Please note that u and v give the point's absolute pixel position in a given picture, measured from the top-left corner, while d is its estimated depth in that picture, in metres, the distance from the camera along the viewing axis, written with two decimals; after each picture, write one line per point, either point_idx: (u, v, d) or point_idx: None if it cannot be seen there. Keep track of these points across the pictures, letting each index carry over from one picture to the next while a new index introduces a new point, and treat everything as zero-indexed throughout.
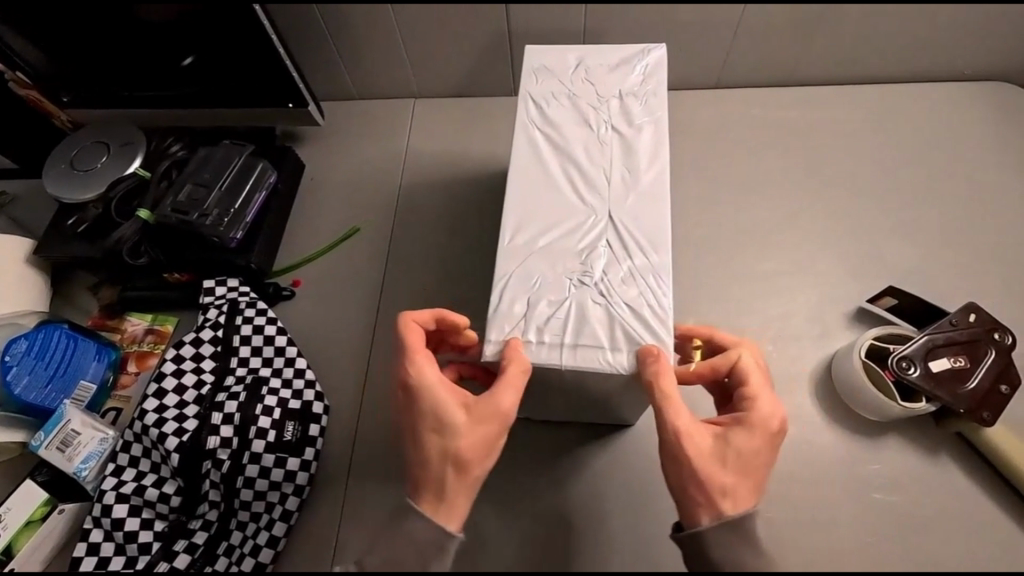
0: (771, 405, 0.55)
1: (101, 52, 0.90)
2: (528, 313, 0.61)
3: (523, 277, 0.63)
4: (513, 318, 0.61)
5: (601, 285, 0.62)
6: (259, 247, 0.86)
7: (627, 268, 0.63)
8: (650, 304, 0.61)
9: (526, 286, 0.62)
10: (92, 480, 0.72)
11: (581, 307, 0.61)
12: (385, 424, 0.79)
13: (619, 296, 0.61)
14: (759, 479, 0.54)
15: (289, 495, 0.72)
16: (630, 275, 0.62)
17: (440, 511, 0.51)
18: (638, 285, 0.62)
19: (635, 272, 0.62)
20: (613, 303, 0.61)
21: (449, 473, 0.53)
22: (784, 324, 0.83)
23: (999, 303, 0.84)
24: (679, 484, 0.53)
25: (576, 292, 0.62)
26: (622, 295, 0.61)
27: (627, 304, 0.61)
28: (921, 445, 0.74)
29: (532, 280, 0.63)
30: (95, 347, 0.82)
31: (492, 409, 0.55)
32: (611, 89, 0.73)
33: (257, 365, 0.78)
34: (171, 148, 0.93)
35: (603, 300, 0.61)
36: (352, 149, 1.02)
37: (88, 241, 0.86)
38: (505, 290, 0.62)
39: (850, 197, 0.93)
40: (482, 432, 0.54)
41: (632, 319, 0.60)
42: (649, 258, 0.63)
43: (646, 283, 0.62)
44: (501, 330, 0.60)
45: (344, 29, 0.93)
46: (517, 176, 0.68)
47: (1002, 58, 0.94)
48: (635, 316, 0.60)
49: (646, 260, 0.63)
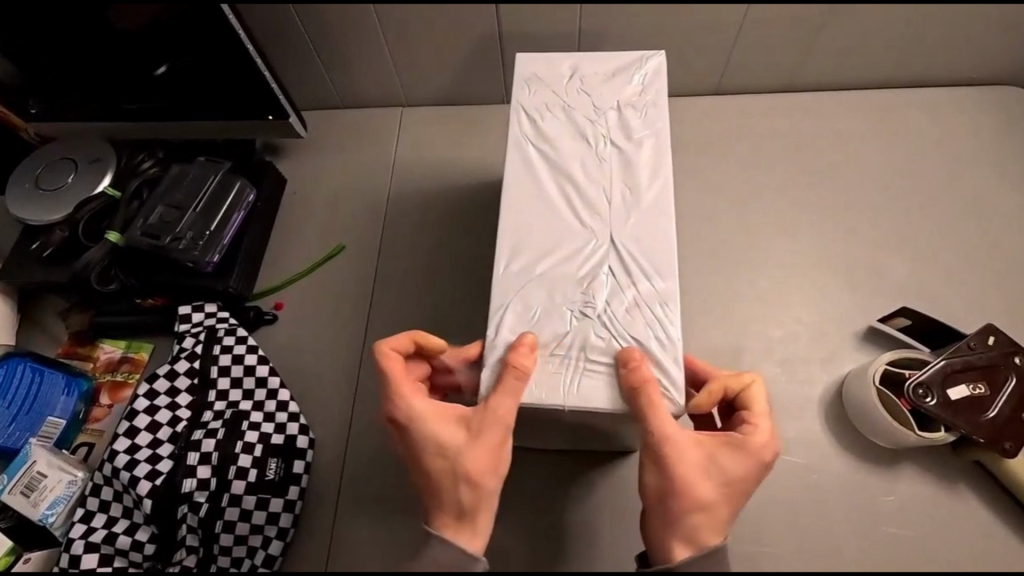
0: (769, 436, 0.55)
1: (67, 61, 0.85)
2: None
3: (522, 309, 0.59)
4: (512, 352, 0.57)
5: (604, 317, 0.58)
6: (238, 269, 0.82)
7: (631, 297, 0.59)
8: (656, 337, 0.57)
9: (523, 319, 0.58)
10: (60, 527, 0.68)
11: (584, 341, 0.57)
12: (374, 459, 0.74)
13: (624, 328, 0.57)
14: (738, 502, 0.54)
15: (272, 539, 0.68)
16: (634, 305, 0.58)
17: (462, 532, 0.51)
18: (644, 316, 0.58)
19: (640, 301, 0.58)
20: (617, 338, 0.57)
21: (463, 494, 0.52)
22: (791, 345, 0.80)
23: (1014, 319, 0.80)
24: (656, 490, 0.54)
25: (577, 324, 0.58)
26: (626, 327, 0.57)
27: (633, 338, 0.57)
28: (936, 475, 0.70)
29: (531, 312, 0.58)
30: (64, 379, 0.77)
31: (494, 423, 0.53)
32: (609, 99, 0.69)
33: (237, 399, 0.74)
34: (143, 165, 0.87)
35: (606, 333, 0.57)
36: (338, 162, 0.97)
37: (54, 265, 0.81)
38: (500, 323, 0.58)
39: (857, 209, 0.89)
40: (488, 449, 0.53)
41: (637, 353, 0.56)
42: (653, 286, 0.59)
43: (652, 313, 0.58)
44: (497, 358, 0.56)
45: (326, 34, 0.87)
46: (510, 196, 0.64)
47: (1012, 62, 0.91)
48: (642, 351, 0.56)
49: (651, 287, 0.59)
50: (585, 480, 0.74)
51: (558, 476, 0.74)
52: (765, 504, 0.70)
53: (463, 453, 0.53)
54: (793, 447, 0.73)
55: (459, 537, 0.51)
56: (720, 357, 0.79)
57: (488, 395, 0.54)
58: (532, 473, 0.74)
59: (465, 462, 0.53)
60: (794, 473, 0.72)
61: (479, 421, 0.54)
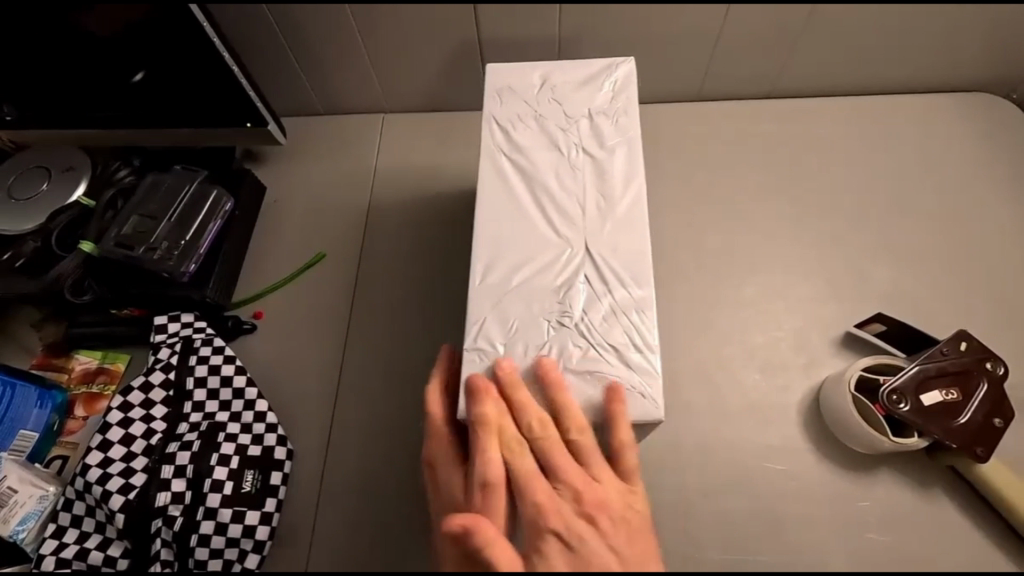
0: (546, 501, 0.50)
1: (42, 67, 0.84)
2: (506, 361, 0.57)
3: (500, 322, 0.59)
4: (492, 362, 0.57)
5: (582, 326, 0.58)
6: (215, 280, 0.80)
7: (608, 305, 0.59)
8: (634, 344, 0.58)
9: (502, 331, 0.58)
10: (31, 542, 0.67)
11: (562, 350, 0.57)
12: (353, 469, 0.74)
13: (602, 337, 0.58)
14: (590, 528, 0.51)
15: (248, 552, 0.67)
16: (611, 313, 0.59)
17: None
18: (621, 324, 0.58)
19: (617, 309, 0.59)
20: (596, 346, 0.57)
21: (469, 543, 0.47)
22: (771, 352, 0.80)
23: (991, 324, 0.82)
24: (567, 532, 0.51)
25: (556, 334, 0.58)
26: (605, 336, 0.58)
27: (611, 346, 0.57)
28: (912, 480, 0.71)
29: (509, 324, 0.58)
30: (37, 392, 0.76)
31: (484, 480, 0.51)
32: (581, 108, 0.68)
33: (213, 410, 0.73)
34: (118, 174, 0.87)
35: (585, 341, 0.58)
36: (319, 168, 0.96)
37: (30, 275, 0.79)
38: (479, 336, 0.58)
39: (836, 215, 0.90)
40: (485, 499, 0.51)
41: (615, 362, 0.57)
42: (630, 292, 0.59)
43: (629, 320, 0.58)
44: (468, 361, 0.57)
45: (304, 38, 0.87)
46: (484, 207, 0.63)
47: (984, 70, 0.93)
48: (621, 360, 0.57)
49: (628, 294, 0.59)
50: None
51: None
52: (748, 513, 0.71)
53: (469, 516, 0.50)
54: (773, 453, 0.74)
55: None
56: (699, 363, 0.80)
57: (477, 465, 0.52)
58: None
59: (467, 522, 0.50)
60: (771, 478, 0.73)
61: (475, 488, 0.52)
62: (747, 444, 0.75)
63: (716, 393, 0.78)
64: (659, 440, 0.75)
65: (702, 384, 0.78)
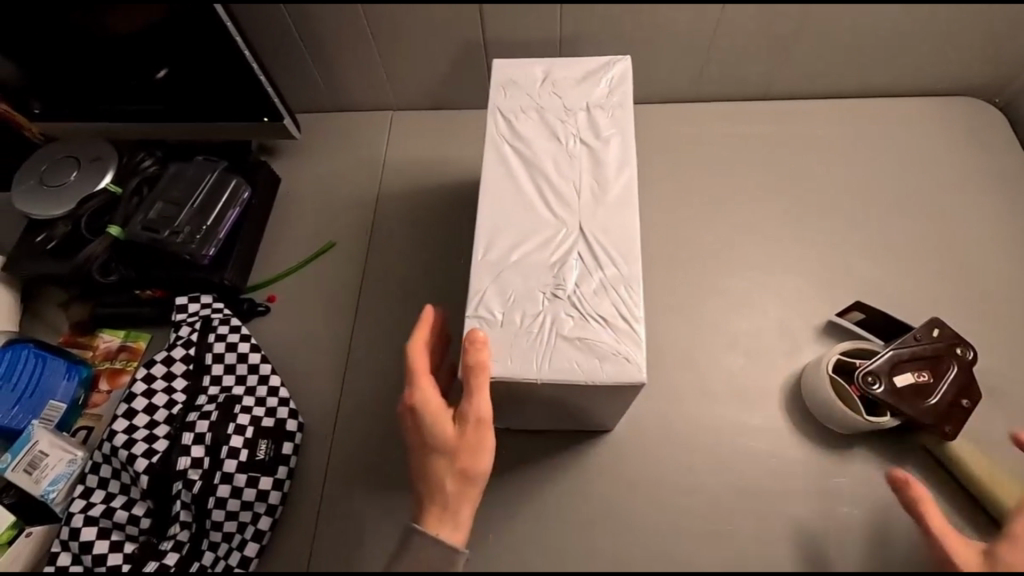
0: None
1: (70, 63, 0.89)
2: (503, 327, 0.61)
3: (499, 293, 0.63)
4: (489, 328, 0.61)
5: (573, 298, 0.63)
6: (233, 263, 0.86)
7: (599, 280, 0.63)
8: (622, 316, 0.62)
9: (501, 301, 0.63)
10: (61, 502, 0.72)
11: (555, 319, 0.62)
12: (360, 440, 0.79)
13: (593, 308, 0.62)
14: None
15: (261, 515, 0.72)
16: (602, 287, 0.63)
17: (448, 523, 0.56)
18: (611, 298, 0.62)
19: (607, 284, 0.63)
20: (586, 316, 0.62)
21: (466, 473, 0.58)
22: (756, 339, 0.85)
23: (965, 314, 0.86)
24: None
25: (550, 305, 0.62)
26: (595, 307, 0.62)
27: (600, 317, 0.62)
28: (886, 460, 0.75)
29: (508, 295, 0.63)
30: (65, 365, 0.81)
31: (480, 421, 0.58)
32: (579, 101, 0.73)
33: (229, 384, 0.78)
34: (143, 164, 0.90)
35: (576, 311, 0.62)
36: (330, 162, 1.01)
37: (58, 258, 0.85)
38: (479, 305, 0.63)
39: (821, 211, 0.94)
40: (476, 436, 0.58)
41: (604, 331, 0.61)
42: (619, 270, 0.64)
43: (618, 294, 0.62)
44: (468, 327, 0.62)
45: (318, 37, 0.92)
46: (486, 191, 0.68)
47: (965, 74, 0.97)
48: (609, 329, 0.61)
49: (617, 272, 0.64)
50: (560, 465, 0.78)
51: (536, 457, 0.78)
52: (733, 489, 0.75)
53: (464, 454, 0.58)
54: (757, 434, 0.78)
55: (446, 534, 0.56)
56: (686, 349, 0.84)
57: (472, 410, 0.58)
58: (513, 459, 0.78)
59: (463, 461, 0.58)
60: (753, 456, 0.77)
61: (468, 430, 0.58)
62: (734, 426, 0.79)
63: (703, 376, 0.82)
64: (651, 420, 0.80)
65: (690, 368, 0.83)
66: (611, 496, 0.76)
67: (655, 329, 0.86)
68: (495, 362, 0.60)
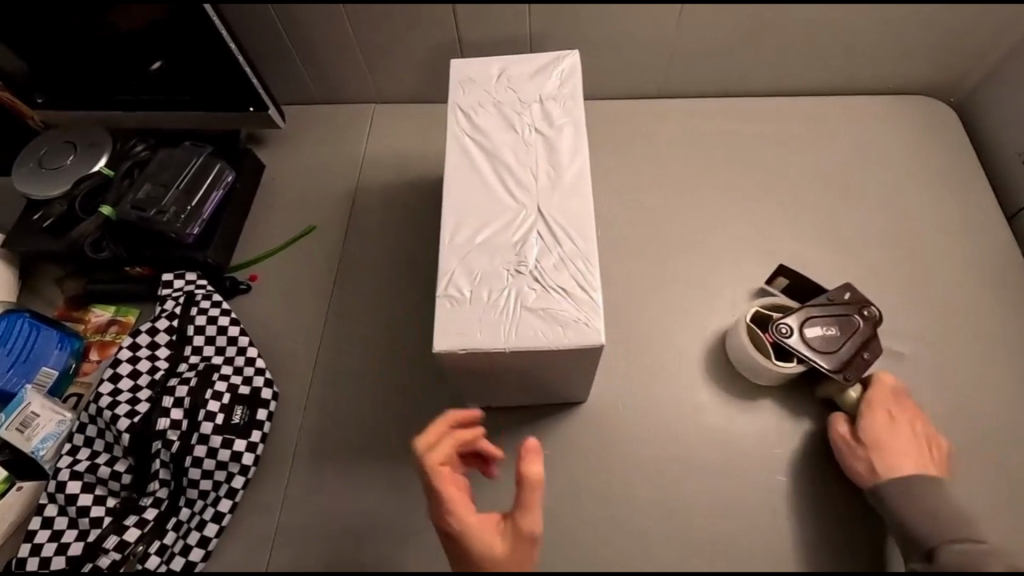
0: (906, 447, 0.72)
1: (68, 54, 0.94)
2: (471, 305, 0.62)
3: (466, 272, 0.64)
4: (458, 307, 0.61)
5: (536, 273, 0.63)
6: (217, 243, 0.92)
7: (558, 256, 0.64)
8: (582, 287, 0.62)
9: (469, 280, 0.63)
10: (50, 460, 0.78)
11: (519, 293, 0.62)
12: (332, 410, 0.84)
13: (554, 281, 0.62)
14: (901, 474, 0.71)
15: (235, 474, 0.77)
16: (561, 262, 0.64)
17: None
18: (570, 270, 0.63)
19: (566, 258, 0.64)
20: (548, 289, 0.62)
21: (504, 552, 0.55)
22: (707, 321, 0.90)
23: (905, 301, 0.91)
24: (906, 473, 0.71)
25: (513, 281, 0.63)
26: (556, 280, 0.63)
27: (561, 289, 0.62)
28: (819, 433, 0.81)
29: (475, 274, 0.63)
30: (58, 335, 0.87)
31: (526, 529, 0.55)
32: (533, 94, 0.75)
33: (210, 353, 0.84)
34: (135, 149, 0.96)
35: (539, 285, 0.62)
36: (314, 151, 1.06)
37: (53, 235, 0.90)
38: (447, 286, 0.63)
39: (777, 202, 0.99)
40: (523, 550, 0.54)
41: (565, 301, 0.61)
42: (576, 244, 0.65)
43: (577, 268, 0.63)
44: (438, 308, 0.62)
45: (302, 34, 0.98)
46: (450, 180, 0.69)
47: (918, 74, 1.02)
48: (570, 298, 0.62)
49: (575, 247, 0.64)
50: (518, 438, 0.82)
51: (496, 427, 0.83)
52: (677, 459, 0.81)
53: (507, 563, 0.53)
54: (702, 408, 0.84)
55: None
56: (641, 329, 0.90)
57: (517, 515, 0.56)
58: None
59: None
60: (698, 429, 0.82)
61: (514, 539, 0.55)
62: (681, 401, 0.84)
63: (656, 355, 0.88)
64: (604, 395, 0.85)
65: (644, 347, 0.89)
66: (564, 465, 0.81)
67: (613, 311, 0.92)
68: (466, 336, 0.60)
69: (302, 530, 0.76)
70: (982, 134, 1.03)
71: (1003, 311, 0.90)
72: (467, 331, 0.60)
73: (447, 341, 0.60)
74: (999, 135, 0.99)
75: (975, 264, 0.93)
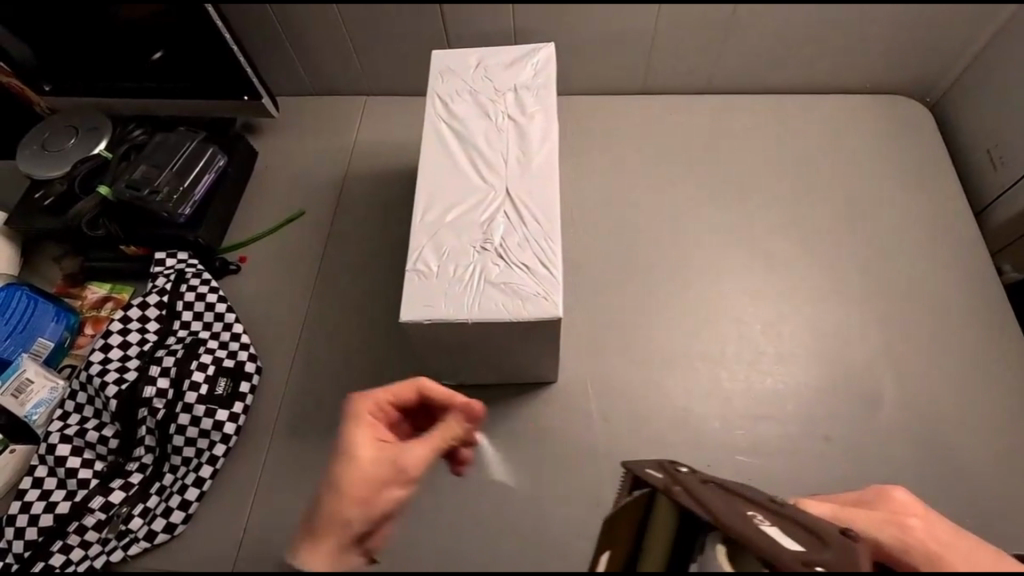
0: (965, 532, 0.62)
1: (73, 42, 0.98)
2: (438, 279, 0.65)
3: (435, 248, 0.67)
4: (426, 280, 0.65)
5: (501, 250, 0.67)
6: (207, 224, 0.96)
7: (523, 235, 0.67)
8: (543, 264, 0.65)
9: (437, 256, 0.67)
10: (42, 425, 0.83)
11: (483, 269, 0.66)
12: (314, 386, 0.87)
13: (517, 258, 0.66)
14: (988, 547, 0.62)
15: (216, 443, 0.81)
16: (526, 241, 0.67)
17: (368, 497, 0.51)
18: (533, 248, 0.66)
19: (529, 237, 0.67)
20: (510, 265, 0.65)
21: (354, 558, 0.40)
22: (678, 310, 0.93)
23: (872, 292, 0.93)
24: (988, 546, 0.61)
25: (479, 257, 0.66)
26: (518, 257, 0.66)
27: (524, 265, 0.65)
28: (781, 418, 0.85)
29: (443, 250, 0.67)
30: (54, 309, 0.90)
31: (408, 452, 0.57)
32: (508, 84, 0.79)
33: (197, 328, 0.88)
34: (133, 133, 1.00)
35: (503, 261, 0.66)
36: (306, 140, 1.10)
37: (52, 213, 0.95)
38: (417, 261, 0.66)
39: (753, 196, 1.02)
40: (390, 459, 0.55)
41: (526, 276, 0.65)
42: (541, 225, 0.68)
43: (539, 246, 0.66)
44: (406, 281, 0.65)
45: (295, 26, 1.01)
46: (424, 162, 0.73)
47: (893, 74, 1.04)
48: (532, 275, 0.65)
49: (539, 227, 0.68)
50: (491, 417, 0.85)
51: None
52: (644, 439, 0.84)
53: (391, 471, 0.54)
54: (668, 392, 0.87)
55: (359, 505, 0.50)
56: (615, 316, 0.93)
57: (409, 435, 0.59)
58: None
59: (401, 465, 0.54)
60: (666, 412, 0.86)
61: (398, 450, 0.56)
62: (649, 386, 0.87)
63: (628, 341, 0.91)
64: (576, 377, 0.88)
65: (617, 333, 0.92)
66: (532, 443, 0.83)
67: (588, 298, 0.95)
68: (431, 307, 0.63)
69: (279, 496, 0.80)
70: (955, 133, 1.05)
71: (968, 303, 0.92)
72: (431, 302, 0.64)
73: (413, 312, 0.63)
74: (970, 135, 1.02)
75: (943, 257, 0.95)
